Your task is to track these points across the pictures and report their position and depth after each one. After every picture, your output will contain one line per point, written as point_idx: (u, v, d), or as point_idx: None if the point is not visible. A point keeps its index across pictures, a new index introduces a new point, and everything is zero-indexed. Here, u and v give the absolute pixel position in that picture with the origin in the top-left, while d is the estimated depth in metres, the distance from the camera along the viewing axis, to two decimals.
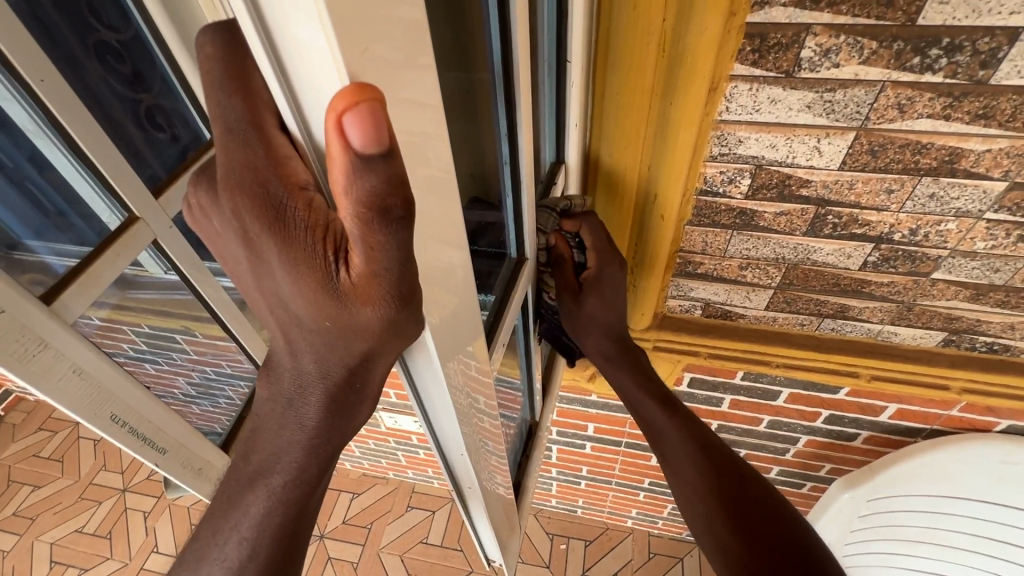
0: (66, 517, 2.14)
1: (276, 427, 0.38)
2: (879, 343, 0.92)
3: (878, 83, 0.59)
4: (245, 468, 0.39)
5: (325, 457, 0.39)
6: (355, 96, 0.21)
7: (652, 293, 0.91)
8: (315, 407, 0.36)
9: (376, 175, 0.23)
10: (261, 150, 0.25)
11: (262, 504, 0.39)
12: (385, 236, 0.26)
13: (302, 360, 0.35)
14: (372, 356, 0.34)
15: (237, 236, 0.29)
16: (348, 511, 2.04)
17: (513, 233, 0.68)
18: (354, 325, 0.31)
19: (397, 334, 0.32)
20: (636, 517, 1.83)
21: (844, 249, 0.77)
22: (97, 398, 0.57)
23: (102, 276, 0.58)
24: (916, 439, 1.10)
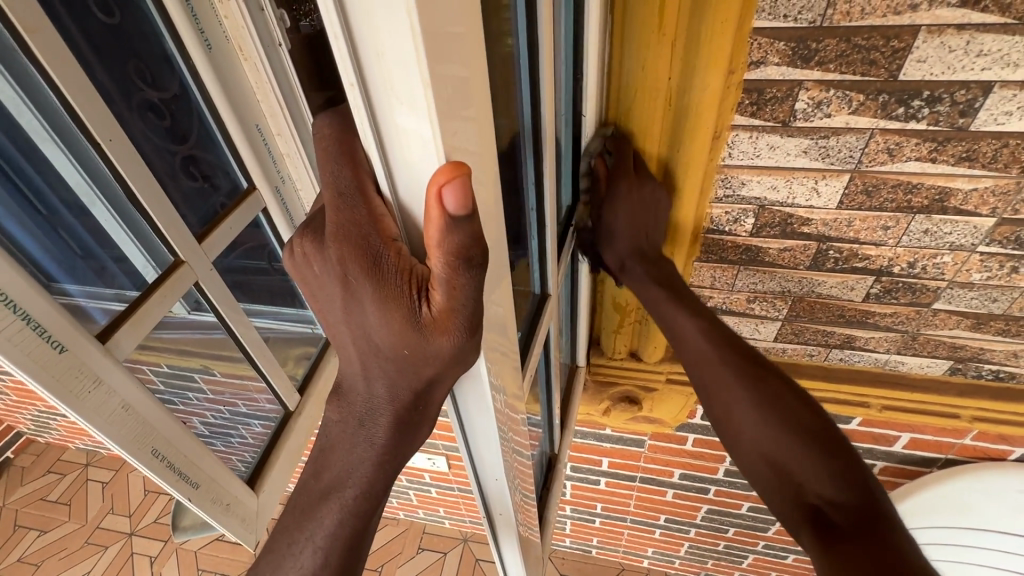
0: (72, 563, 2.11)
1: (347, 445, 0.41)
2: (887, 373, 0.95)
3: (868, 130, 0.64)
4: (316, 484, 0.42)
5: (389, 472, 0.42)
6: (452, 172, 0.27)
7: (661, 328, 0.96)
8: (385, 426, 0.39)
9: (462, 231, 0.29)
10: (364, 209, 0.31)
11: (335, 515, 0.41)
12: (466, 278, 0.31)
13: (375, 385, 0.38)
14: (438, 382, 0.38)
15: (334, 279, 0.34)
16: None
17: (537, 273, 0.73)
18: (429, 355, 0.35)
19: (462, 361, 0.36)
20: (653, 557, 1.79)
21: (846, 282, 0.81)
22: (140, 432, 0.60)
23: (149, 315, 0.60)
24: (933, 469, 1.10)
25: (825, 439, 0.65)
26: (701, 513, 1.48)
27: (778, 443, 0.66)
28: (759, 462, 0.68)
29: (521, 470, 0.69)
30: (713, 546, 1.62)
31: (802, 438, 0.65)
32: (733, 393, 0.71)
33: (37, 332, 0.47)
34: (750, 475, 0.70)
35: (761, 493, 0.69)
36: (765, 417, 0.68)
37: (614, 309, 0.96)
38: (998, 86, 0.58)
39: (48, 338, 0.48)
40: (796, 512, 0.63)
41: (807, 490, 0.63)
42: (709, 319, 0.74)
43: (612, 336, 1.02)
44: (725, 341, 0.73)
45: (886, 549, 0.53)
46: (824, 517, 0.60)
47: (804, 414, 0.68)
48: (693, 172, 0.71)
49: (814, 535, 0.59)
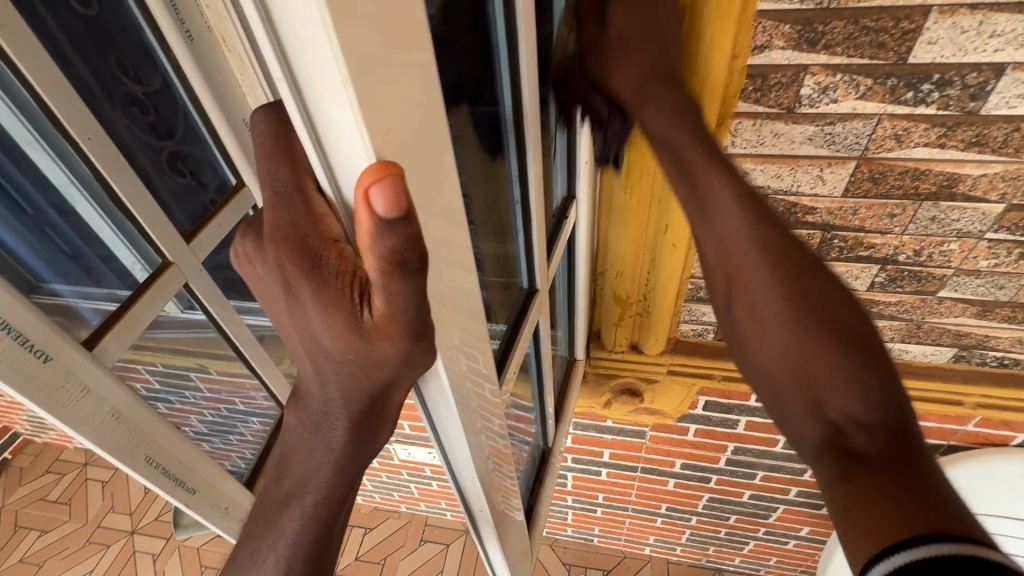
0: (74, 562, 2.10)
1: (305, 450, 0.37)
2: (891, 361, 0.94)
3: (875, 116, 0.62)
4: (278, 489, 0.39)
5: (351, 477, 0.38)
6: (381, 172, 0.24)
7: (665, 317, 0.93)
8: (341, 432, 0.36)
9: (396, 234, 0.26)
10: (301, 206, 0.28)
11: (297, 523, 0.38)
12: (403, 283, 0.28)
13: (328, 389, 0.34)
14: (395, 385, 0.34)
15: (275, 280, 0.31)
16: (360, 547, 2.01)
17: (524, 267, 0.72)
18: (376, 360, 0.32)
19: (414, 365, 0.33)
20: (654, 545, 1.80)
21: (850, 271, 0.80)
22: (133, 439, 0.58)
23: (137, 321, 0.58)
24: (935, 455, 1.10)
25: (871, 351, 0.46)
26: (702, 502, 1.48)
27: (805, 348, 0.47)
28: (783, 377, 0.49)
29: (500, 471, 0.67)
30: (714, 533, 1.62)
31: (843, 342, 0.46)
32: (763, 264, 0.51)
33: (20, 344, 0.45)
34: (760, 392, 0.52)
35: (785, 422, 0.48)
36: (796, 312, 0.49)
37: (614, 302, 0.95)
38: (1011, 68, 0.56)
39: (31, 348, 0.45)
40: (813, 435, 0.45)
41: (825, 400, 0.45)
42: (735, 170, 0.54)
43: (613, 329, 1.01)
44: (758, 207, 0.52)
45: (930, 498, 0.35)
46: (844, 440, 0.42)
47: (851, 314, 0.48)
48: None
49: (838, 466, 0.41)
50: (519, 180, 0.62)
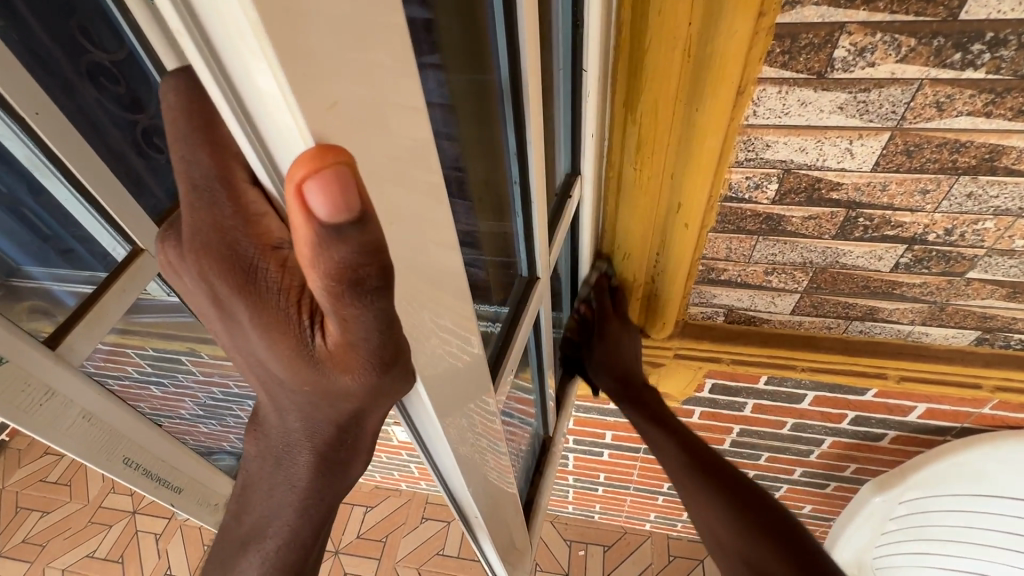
0: (78, 542, 2.11)
1: (265, 485, 0.34)
2: (909, 344, 0.90)
3: (915, 81, 0.56)
4: (239, 527, 0.36)
5: (320, 515, 0.35)
6: (318, 162, 0.18)
7: (674, 300, 0.88)
8: (304, 467, 0.32)
9: (348, 245, 0.20)
10: (229, 209, 0.23)
11: (255, 570, 0.35)
12: (359, 307, 0.22)
13: (288, 419, 0.31)
14: (366, 415, 0.30)
15: (204, 297, 0.27)
16: (362, 525, 2.02)
17: (524, 253, 0.66)
18: (337, 390, 0.28)
19: (384, 396, 0.29)
20: (655, 521, 1.81)
21: (874, 251, 0.75)
22: (108, 442, 0.54)
23: (108, 313, 0.52)
24: (946, 437, 1.08)
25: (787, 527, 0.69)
26: None
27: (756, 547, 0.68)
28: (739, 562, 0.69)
29: (495, 472, 0.65)
30: None
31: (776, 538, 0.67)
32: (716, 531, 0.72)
33: None
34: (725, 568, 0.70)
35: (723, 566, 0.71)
36: (739, 526, 0.70)
37: (619, 285, 0.89)
38: None
39: None
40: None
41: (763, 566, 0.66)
42: (699, 443, 0.80)
43: None
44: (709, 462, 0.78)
45: None
46: None
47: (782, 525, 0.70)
48: (704, 146, 0.64)
49: None
50: (516, 154, 0.56)
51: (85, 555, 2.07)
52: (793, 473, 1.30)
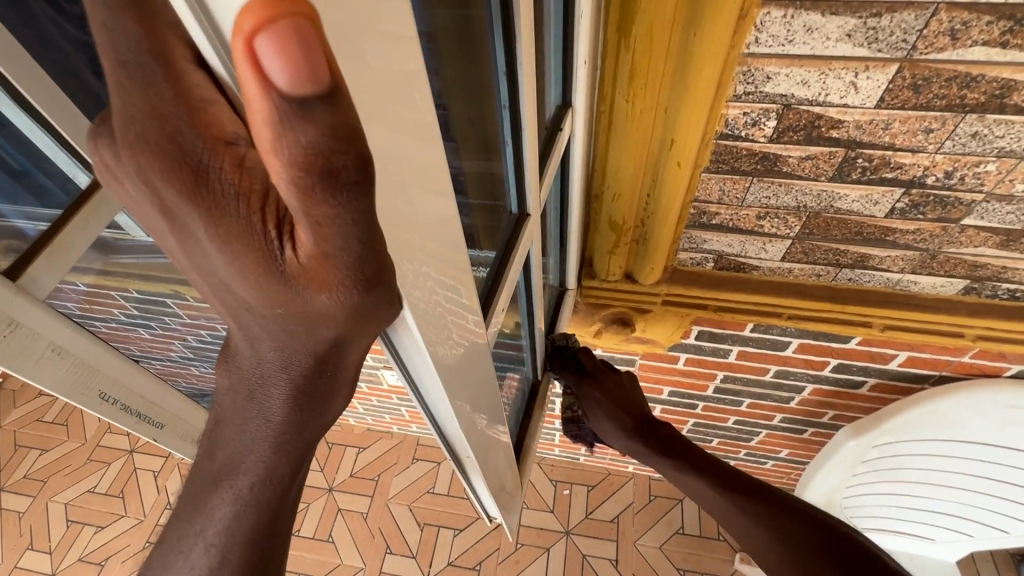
0: (77, 478, 2.16)
1: (237, 420, 0.32)
2: (897, 293, 0.89)
3: (931, 5, 0.52)
4: (209, 465, 0.33)
5: (299, 453, 0.33)
6: (271, 11, 0.14)
7: (663, 245, 0.86)
8: (281, 400, 0.30)
9: (315, 125, 0.17)
10: (169, 93, 0.20)
11: (228, 508, 0.33)
12: (334, 208, 0.19)
13: (261, 348, 0.29)
14: (347, 343, 0.28)
15: (151, 205, 0.24)
16: (355, 465, 2.08)
17: (513, 188, 0.62)
18: (313, 313, 0.26)
19: (366, 322, 0.27)
20: (638, 463, 1.87)
21: (871, 195, 0.73)
22: (84, 377, 0.53)
23: (71, 245, 0.48)
24: (924, 385, 1.10)
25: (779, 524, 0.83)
26: (688, 425, 1.50)
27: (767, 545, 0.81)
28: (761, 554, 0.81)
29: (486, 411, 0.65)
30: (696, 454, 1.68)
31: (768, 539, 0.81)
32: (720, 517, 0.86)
33: None
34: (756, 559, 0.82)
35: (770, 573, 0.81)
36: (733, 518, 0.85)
37: (609, 228, 0.87)
38: None
39: None
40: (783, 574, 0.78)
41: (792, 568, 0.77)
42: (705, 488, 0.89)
43: (606, 258, 0.93)
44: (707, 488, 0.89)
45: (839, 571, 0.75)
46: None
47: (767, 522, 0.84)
48: (704, 77, 0.61)
49: None
50: (506, 73, 0.51)
51: (84, 491, 2.12)
52: (773, 419, 1.33)
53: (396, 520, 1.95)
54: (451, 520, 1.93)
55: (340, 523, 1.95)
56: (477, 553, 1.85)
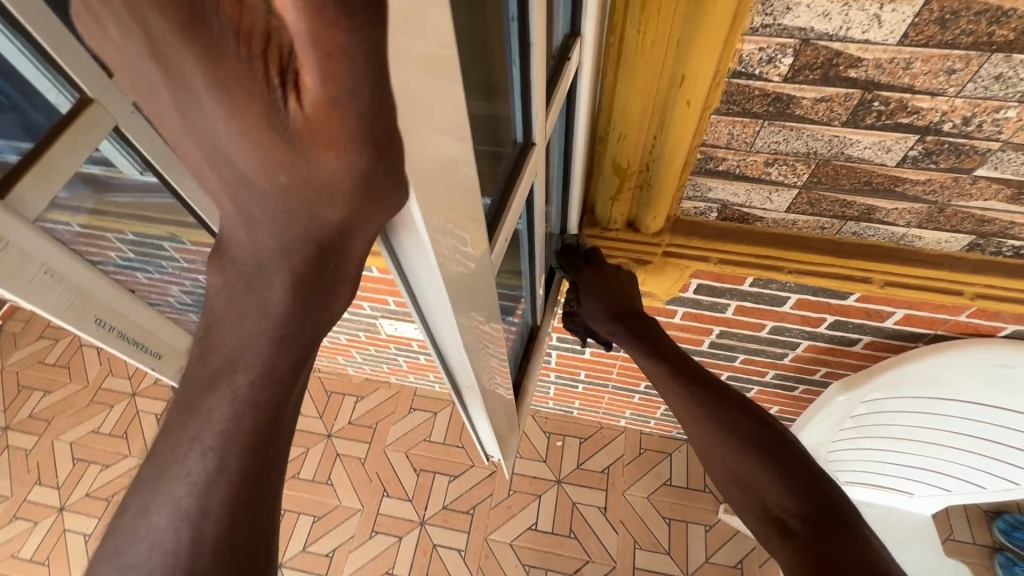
0: (81, 419, 2.20)
1: (234, 317, 0.30)
2: (900, 248, 0.89)
3: None
4: (203, 371, 0.31)
5: (300, 350, 0.32)
6: None
7: (665, 193, 0.85)
8: (281, 288, 0.29)
9: None
10: None
11: (227, 408, 0.31)
12: (347, 35, 0.19)
13: (260, 233, 0.28)
14: (351, 230, 0.27)
15: (128, 44, 0.20)
16: (353, 413, 2.12)
17: (519, 113, 0.59)
18: (317, 186, 0.25)
19: (371, 203, 0.26)
20: (630, 418, 1.91)
21: (884, 142, 0.70)
22: (79, 302, 0.52)
23: (57, 169, 0.44)
24: (917, 343, 1.11)
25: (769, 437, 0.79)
26: None
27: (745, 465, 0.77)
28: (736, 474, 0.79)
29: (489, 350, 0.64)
30: None
31: (751, 454, 0.77)
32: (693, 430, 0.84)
33: None
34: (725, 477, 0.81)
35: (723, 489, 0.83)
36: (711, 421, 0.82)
37: (613, 172, 0.84)
38: None
39: None
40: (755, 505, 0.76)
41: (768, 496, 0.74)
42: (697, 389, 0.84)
43: (608, 204, 0.91)
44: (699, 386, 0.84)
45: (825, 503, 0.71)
46: (786, 524, 0.71)
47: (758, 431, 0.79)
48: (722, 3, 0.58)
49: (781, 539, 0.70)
50: None
51: (90, 430, 2.16)
52: (766, 375, 1.35)
53: (393, 466, 2.00)
54: (446, 467, 1.98)
55: (339, 468, 2.01)
56: (472, 497, 1.92)
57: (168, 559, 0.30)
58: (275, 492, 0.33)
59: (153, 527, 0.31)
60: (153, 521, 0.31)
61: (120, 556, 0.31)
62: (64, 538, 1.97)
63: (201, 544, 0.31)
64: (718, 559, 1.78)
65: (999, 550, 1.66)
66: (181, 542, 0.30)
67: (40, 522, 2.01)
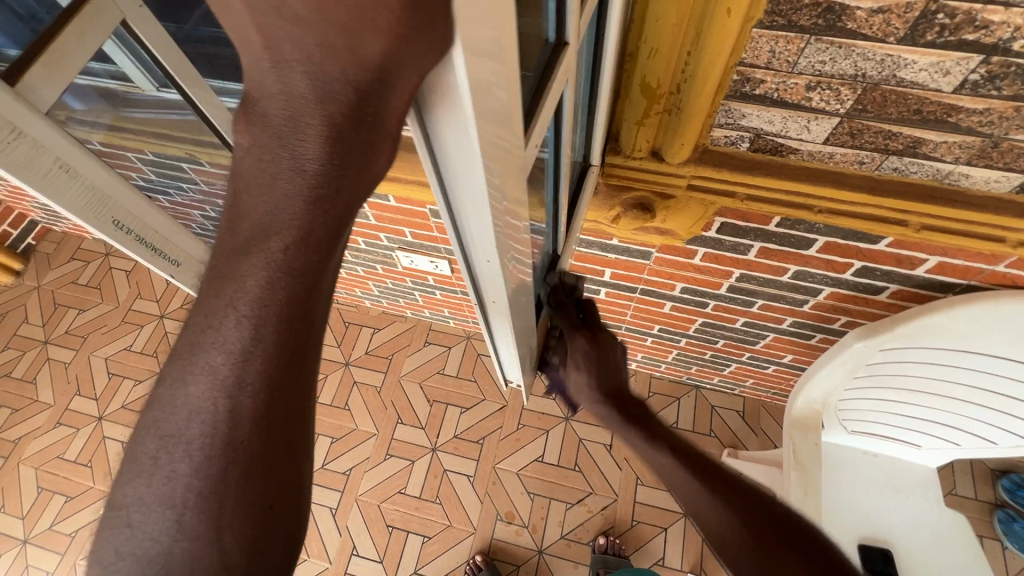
0: (114, 337, 2.30)
1: (263, 181, 0.29)
2: (943, 188, 0.83)
3: None
4: (234, 237, 0.31)
5: (333, 221, 0.31)
6: None
7: (697, 117, 0.79)
8: (315, 146, 0.28)
9: None
10: None
11: (260, 275, 0.31)
12: None
13: (292, 75, 0.26)
14: (392, 72, 0.26)
15: None
16: (370, 343, 2.19)
17: (552, 6, 0.53)
18: (359, 2, 0.23)
19: (418, 32, 0.24)
20: (641, 361, 1.93)
21: (943, 63, 0.64)
22: (98, 204, 0.48)
23: (68, 58, 0.42)
24: (947, 294, 1.07)
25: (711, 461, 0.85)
26: (695, 325, 1.52)
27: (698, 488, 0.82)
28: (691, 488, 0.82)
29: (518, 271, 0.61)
30: (700, 354, 1.71)
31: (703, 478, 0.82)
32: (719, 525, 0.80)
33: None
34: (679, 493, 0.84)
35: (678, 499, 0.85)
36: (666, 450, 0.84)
37: (642, 92, 0.79)
38: None
39: None
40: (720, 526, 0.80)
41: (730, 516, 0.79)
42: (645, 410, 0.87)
43: (634, 129, 0.86)
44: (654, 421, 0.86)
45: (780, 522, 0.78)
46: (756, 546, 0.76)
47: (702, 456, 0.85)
48: None
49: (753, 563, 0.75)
50: None
51: (122, 347, 2.26)
52: (782, 323, 1.33)
53: (407, 395, 2.07)
54: (459, 399, 2.04)
55: (356, 395, 2.09)
56: (482, 429, 1.99)
57: (207, 427, 0.33)
58: (314, 362, 0.35)
59: (190, 396, 0.33)
60: (190, 391, 0.33)
61: (158, 426, 0.34)
62: (103, 445, 2.10)
63: (240, 416, 0.33)
64: None
65: (1001, 508, 1.67)
66: (218, 413, 0.33)
67: (80, 429, 2.14)
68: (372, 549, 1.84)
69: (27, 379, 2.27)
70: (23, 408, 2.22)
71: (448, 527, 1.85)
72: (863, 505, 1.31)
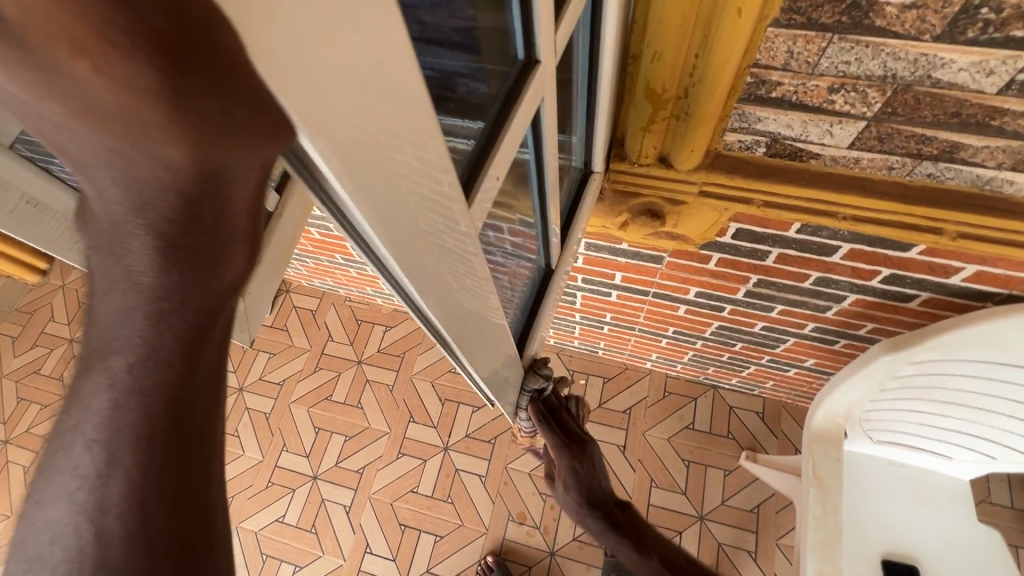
0: None
1: (104, 289, 0.26)
2: (983, 194, 0.76)
3: None
4: (86, 347, 0.28)
5: (186, 327, 0.26)
6: None
7: (705, 123, 0.73)
8: (147, 254, 0.24)
9: None
10: None
11: (106, 395, 0.27)
12: None
13: (97, 182, 0.21)
14: (218, 170, 0.21)
15: None
16: (382, 341, 2.18)
17: (517, 21, 0.49)
18: (120, 115, 0.18)
19: (218, 134, 0.19)
20: (655, 360, 1.87)
21: (984, 63, 0.57)
22: None
23: None
24: (985, 303, 0.99)
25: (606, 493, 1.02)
26: (711, 328, 1.45)
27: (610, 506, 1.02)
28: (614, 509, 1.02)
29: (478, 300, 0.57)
30: (717, 356, 1.65)
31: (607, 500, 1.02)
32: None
33: None
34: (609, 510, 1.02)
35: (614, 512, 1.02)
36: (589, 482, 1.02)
37: (645, 97, 0.74)
38: None
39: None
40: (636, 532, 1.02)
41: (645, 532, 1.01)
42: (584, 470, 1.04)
43: (639, 135, 0.81)
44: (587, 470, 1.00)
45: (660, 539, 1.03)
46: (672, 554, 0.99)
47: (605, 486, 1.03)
48: None
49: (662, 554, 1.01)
50: None
51: None
52: (802, 328, 1.27)
53: (420, 393, 2.07)
54: (471, 399, 2.03)
55: (368, 393, 2.09)
56: (495, 428, 1.97)
57: (71, 554, 0.27)
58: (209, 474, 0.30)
59: (50, 520, 0.28)
60: (51, 514, 0.28)
61: (23, 550, 0.28)
62: None
63: (107, 541, 0.27)
64: (735, 502, 1.77)
65: None
66: (82, 539, 0.27)
67: None
68: (384, 546, 1.85)
69: (55, 376, 2.34)
70: (50, 404, 2.28)
71: (460, 526, 1.85)
72: (887, 515, 1.25)
